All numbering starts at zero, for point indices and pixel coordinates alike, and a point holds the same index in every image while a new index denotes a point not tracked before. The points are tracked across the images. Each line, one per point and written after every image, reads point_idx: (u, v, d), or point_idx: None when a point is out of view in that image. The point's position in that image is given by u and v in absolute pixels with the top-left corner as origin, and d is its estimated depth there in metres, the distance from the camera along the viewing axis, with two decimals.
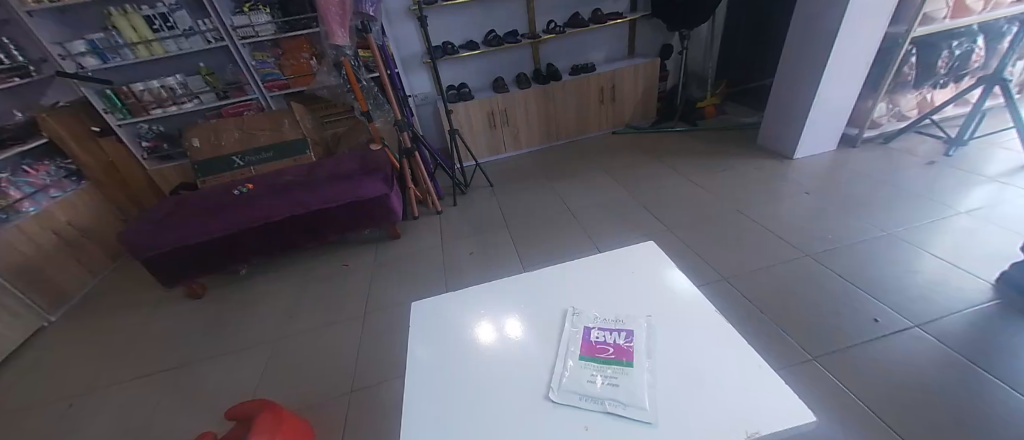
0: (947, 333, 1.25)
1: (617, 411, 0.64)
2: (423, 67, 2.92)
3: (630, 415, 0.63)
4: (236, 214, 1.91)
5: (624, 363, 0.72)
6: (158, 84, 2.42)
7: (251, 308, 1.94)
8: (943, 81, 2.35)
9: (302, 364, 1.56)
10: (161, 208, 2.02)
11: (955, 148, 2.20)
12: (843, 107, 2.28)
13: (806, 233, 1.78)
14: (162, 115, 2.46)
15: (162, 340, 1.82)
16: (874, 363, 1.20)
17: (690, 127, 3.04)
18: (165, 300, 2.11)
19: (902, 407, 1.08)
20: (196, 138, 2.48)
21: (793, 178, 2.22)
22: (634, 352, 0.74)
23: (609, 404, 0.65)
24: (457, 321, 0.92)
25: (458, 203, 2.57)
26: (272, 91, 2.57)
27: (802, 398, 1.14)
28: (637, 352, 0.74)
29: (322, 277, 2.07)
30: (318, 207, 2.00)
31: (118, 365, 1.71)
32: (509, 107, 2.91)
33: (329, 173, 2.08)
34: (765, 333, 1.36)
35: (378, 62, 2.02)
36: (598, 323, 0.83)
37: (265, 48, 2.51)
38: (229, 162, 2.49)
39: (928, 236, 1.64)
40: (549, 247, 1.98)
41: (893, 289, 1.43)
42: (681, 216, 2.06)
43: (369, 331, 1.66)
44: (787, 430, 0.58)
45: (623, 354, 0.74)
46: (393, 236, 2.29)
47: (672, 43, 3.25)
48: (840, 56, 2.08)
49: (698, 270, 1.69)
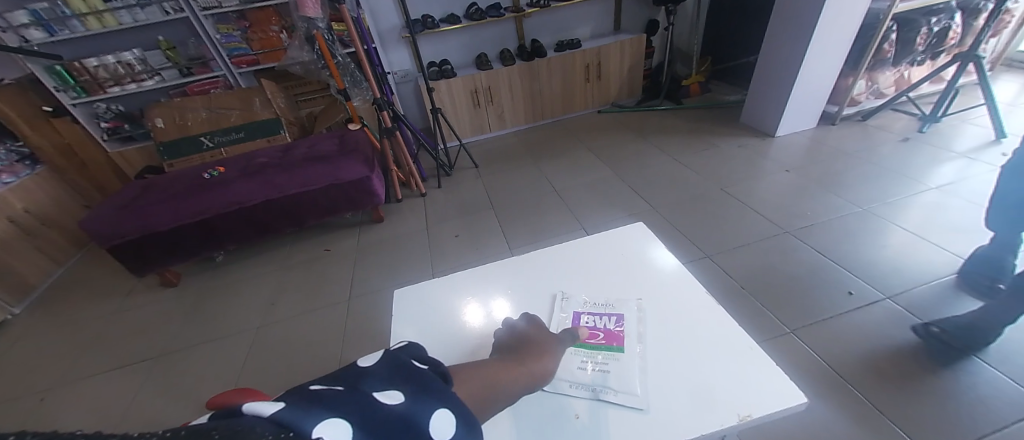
0: (916, 304, 1.31)
1: (610, 398, 0.64)
2: (401, 42, 2.79)
3: (621, 401, 0.63)
4: (208, 198, 1.83)
5: (614, 349, 0.72)
6: (114, 60, 2.25)
7: (229, 295, 1.88)
8: (920, 58, 2.39)
9: (285, 352, 1.52)
10: (125, 194, 1.91)
11: (929, 124, 2.25)
12: (825, 85, 2.29)
13: (786, 210, 1.82)
14: (120, 93, 2.31)
15: (137, 330, 1.75)
16: (848, 335, 1.25)
17: (675, 105, 3.03)
18: (138, 289, 2.02)
19: (870, 375, 1.14)
20: (160, 117, 2.33)
21: (774, 156, 2.24)
22: (624, 337, 0.74)
23: (600, 391, 0.65)
24: (445, 304, 0.91)
25: (442, 185, 2.51)
26: (240, 67, 2.42)
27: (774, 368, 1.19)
28: (628, 337, 0.74)
29: (304, 262, 2.01)
30: (295, 191, 1.92)
31: (90, 357, 1.64)
32: (493, 85, 2.83)
33: (305, 155, 2.00)
34: (744, 309, 1.39)
35: (353, 37, 1.86)
36: (588, 308, 0.82)
37: (230, 20, 2.33)
38: (197, 142, 2.35)
39: (899, 210, 1.70)
40: (538, 229, 1.96)
41: (867, 263, 1.48)
42: (666, 195, 2.07)
43: (355, 316, 1.63)
44: (779, 411, 0.59)
45: (615, 339, 0.74)
46: (376, 219, 2.22)
47: (658, 18, 3.19)
48: (824, 33, 2.07)
49: (682, 248, 1.71)
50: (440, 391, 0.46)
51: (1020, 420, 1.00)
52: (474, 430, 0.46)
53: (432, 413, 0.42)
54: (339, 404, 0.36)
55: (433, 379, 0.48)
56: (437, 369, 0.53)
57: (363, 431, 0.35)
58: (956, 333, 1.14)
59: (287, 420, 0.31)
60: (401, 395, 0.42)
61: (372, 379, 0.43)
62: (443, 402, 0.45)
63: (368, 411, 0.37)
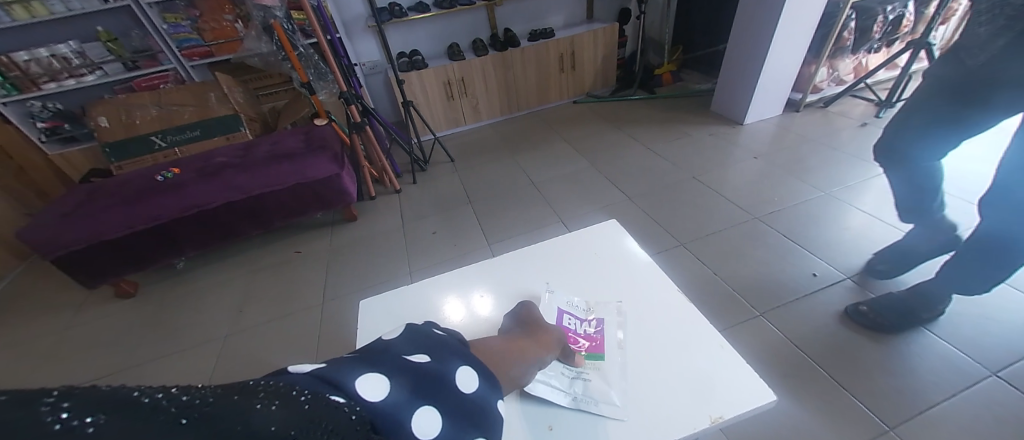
0: (874, 282, 1.37)
1: (591, 409, 0.62)
2: (368, 32, 2.68)
3: (602, 412, 0.62)
4: (163, 202, 1.70)
5: (596, 357, 0.71)
6: (47, 53, 2.06)
7: (193, 303, 1.77)
8: (876, 46, 2.49)
9: (254, 361, 1.45)
10: (70, 200, 1.76)
11: (885, 110, 2.36)
12: (790, 73, 2.36)
13: (754, 196, 1.87)
14: (57, 90, 2.11)
15: (91, 346, 1.62)
16: (814, 316, 1.30)
17: (649, 95, 3.04)
18: (90, 301, 1.88)
19: (833, 352, 1.19)
20: (104, 116, 2.15)
21: (743, 144, 2.29)
22: (605, 344, 0.73)
23: (581, 400, 0.64)
24: (423, 303, 0.87)
25: (418, 181, 2.44)
26: (192, 60, 2.27)
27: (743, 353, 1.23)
28: (610, 344, 0.73)
29: (273, 266, 1.92)
30: (258, 192, 1.82)
31: (38, 378, 1.51)
32: (466, 76, 2.76)
33: (267, 154, 1.90)
34: (717, 295, 1.42)
35: (315, 27, 1.74)
36: (570, 309, 0.81)
37: (178, 8, 2.18)
38: (148, 142, 2.18)
39: (859, 193, 1.77)
40: (515, 223, 1.94)
41: (830, 246, 1.53)
42: (641, 184, 2.09)
43: (329, 320, 1.57)
44: (750, 411, 0.60)
45: (597, 347, 0.73)
46: (349, 218, 2.14)
47: (630, 7, 3.19)
48: (790, 21, 2.11)
49: (657, 237, 1.72)
50: (457, 349, 0.52)
51: (967, 388, 1.06)
52: (492, 383, 0.52)
53: (455, 370, 0.48)
54: (373, 364, 0.42)
55: (451, 343, 0.53)
56: (452, 335, 0.57)
57: (397, 383, 0.41)
58: (888, 312, 1.20)
59: (325, 375, 0.37)
60: (428, 357, 0.48)
61: (396, 347, 0.48)
62: (462, 358, 0.51)
63: (398, 370, 0.42)
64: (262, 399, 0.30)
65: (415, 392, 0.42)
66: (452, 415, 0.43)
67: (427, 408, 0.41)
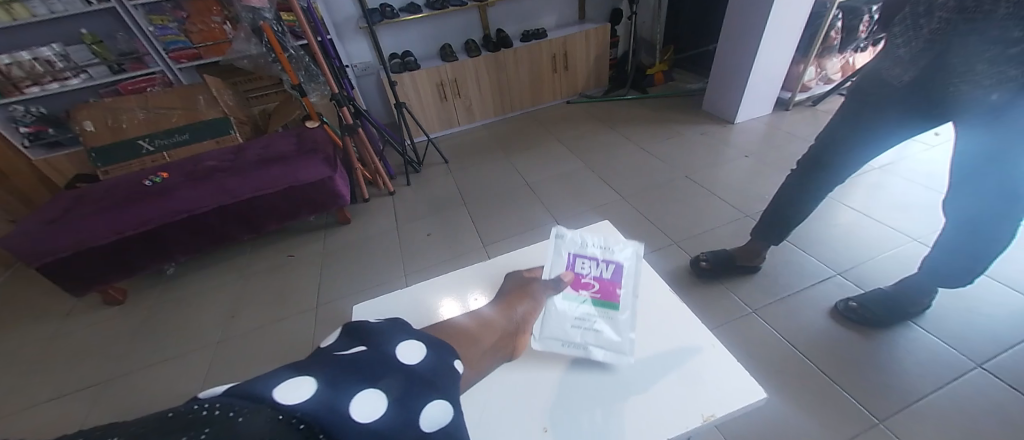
0: (863, 278, 1.39)
1: (598, 355, 0.69)
2: (359, 33, 2.66)
3: (610, 360, 0.69)
4: (151, 208, 1.67)
5: (610, 305, 0.78)
6: (29, 57, 2.02)
7: (184, 310, 1.74)
8: (862, 45, 2.54)
9: (248, 366, 1.43)
10: (55, 206, 1.72)
11: None
12: (779, 72, 2.39)
13: (745, 194, 1.89)
14: (40, 93, 2.07)
15: (80, 354, 1.59)
16: (805, 312, 1.31)
17: (641, 95, 3.06)
18: (77, 309, 1.84)
19: (822, 346, 1.21)
20: (89, 120, 2.11)
21: (734, 142, 2.32)
22: (619, 291, 0.80)
23: (590, 349, 0.70)
24: (418, 305, 0.87)
25: (412, 183, 2.43)
26: (180, 62, 2.23)
27: (737, 350, 1.23)
28: (623, 292, 0.80)
29: (266, 270, 1.90)
30: (249, 195, 1.80)
31: (24, 389, 1.48)
32: (459, 77, 2.76)
33: (258, 157, 1.88)
34: (710, 293, 1.43)
35: (305, 28, 1.72)
36: (584, 252, 0.88)
37: (165, 10, 2.15)
38: (135, 146, 2.14)
39: (847, 191, 1.79)
40: (509, 224, 1.93)
41: (821, 243, 1.55)
42: (633, 183, 2.10)
43: (323, 324, 1.56)
44: (741, 409, 0.61)
45: (609, 294, 0.80)
46: (343, 220, 2.12)
47: (621, 8, 3.21)
48: (778, 21, 2.13)
49: (651, 237, 1.73)
50: (395, 329, 0.52)
51: (953, 380, 1.08)
52: (440, 353, 0.53)
53: (395, 348, 0.48)
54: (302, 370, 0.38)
55: (390, 326, 0.53)
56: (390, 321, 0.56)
57: (329, 382, 0.37)
58: (875, 307, 1.21)
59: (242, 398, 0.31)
60: (365, 347, 0.47)
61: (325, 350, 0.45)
62: (405, 335, 0.52)
63: (332, 368, 0.40)
64: (170, 434, 0.26)
65: (357, 382, 0.39)
66: (398, 397, 0.41)
67: (370, 392, 0.39)
